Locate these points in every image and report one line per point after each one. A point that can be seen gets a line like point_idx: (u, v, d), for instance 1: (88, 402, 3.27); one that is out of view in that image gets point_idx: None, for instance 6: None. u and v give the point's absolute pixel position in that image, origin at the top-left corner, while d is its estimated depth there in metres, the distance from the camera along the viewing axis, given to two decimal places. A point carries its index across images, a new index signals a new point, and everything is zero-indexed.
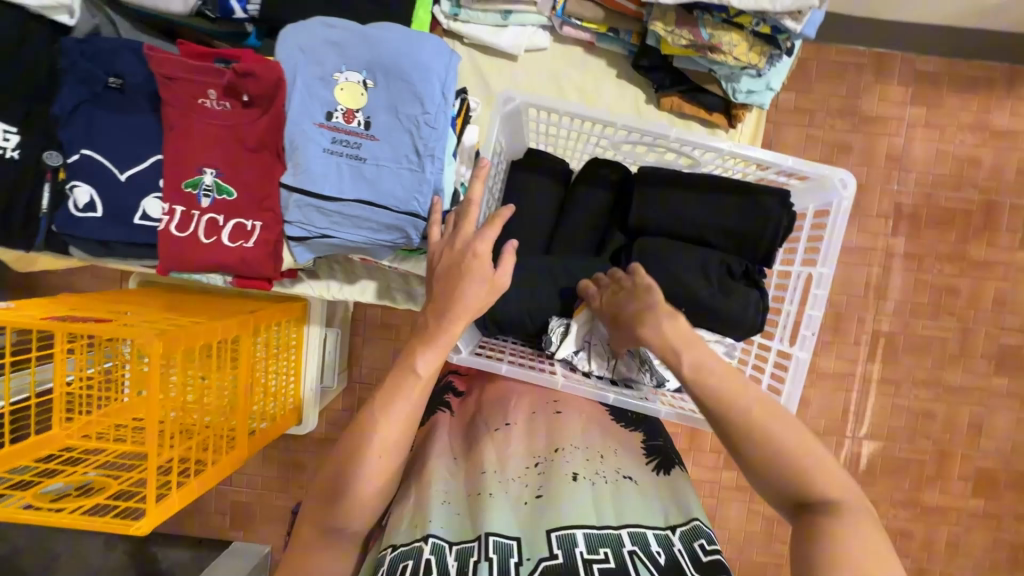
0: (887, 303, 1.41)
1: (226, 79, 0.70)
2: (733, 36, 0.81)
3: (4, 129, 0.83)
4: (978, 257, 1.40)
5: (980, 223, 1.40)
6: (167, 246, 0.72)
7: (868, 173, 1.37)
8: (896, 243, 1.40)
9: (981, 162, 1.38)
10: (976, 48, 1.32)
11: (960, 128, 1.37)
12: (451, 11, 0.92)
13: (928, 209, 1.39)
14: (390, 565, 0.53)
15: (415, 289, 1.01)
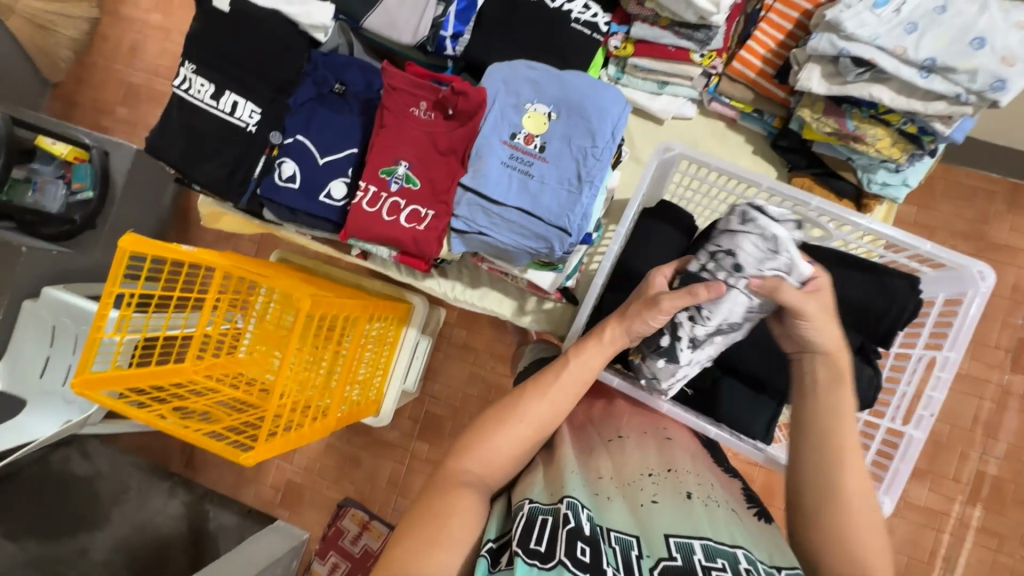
0: (997, 444, 1.31)
1: (439, 96, 0.86)
2: (879, 130, 0.87)
3: (252, 108, 1.05)
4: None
5: None
6: (356, 217, 0.88)
7: (989, 301, 1.34)
8: (1015, 380, 1.32)
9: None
10: None
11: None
12: (616, 74, 1.07)
13: None
14: (528, 514, 0.60)
15: (527, 304, 1.10)
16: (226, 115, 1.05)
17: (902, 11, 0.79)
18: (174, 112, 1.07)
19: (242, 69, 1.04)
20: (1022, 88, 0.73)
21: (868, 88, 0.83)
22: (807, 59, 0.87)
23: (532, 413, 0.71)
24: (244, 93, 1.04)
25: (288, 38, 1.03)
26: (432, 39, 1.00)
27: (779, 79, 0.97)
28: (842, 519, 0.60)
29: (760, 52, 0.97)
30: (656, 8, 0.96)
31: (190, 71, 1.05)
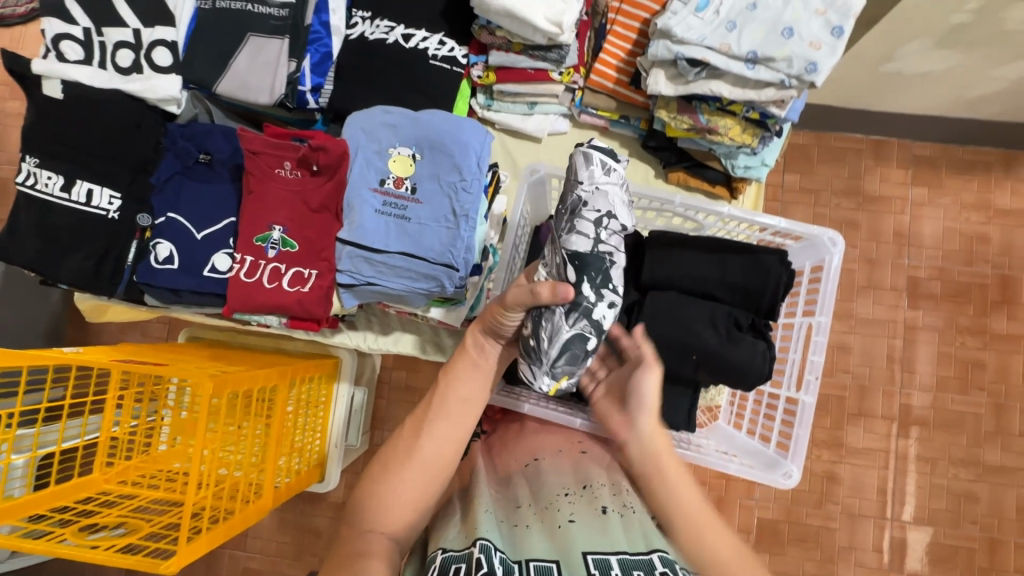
0: (914, 376, 1.42)
1: (301, 153, 0.84)
2: (728, 120, 0.94)
3: (110, 194, 0.98)
4: (1000, 331, 1.43)
5: (996, 296, 1.44)
6: (235, 290, 0.84)
7: (877, 248, 1.45)
8: (915, 315, 1.44)
9: (989, 239, 1.45)
10: (968, 136, 1.45)
11: (965, 208, 1.46)
12: (486, 102, 1.09)
13: (942, 282, 1.45)
14: (442, 565, 0.57)
15: (444, 340, 1.08)
16: (82, 205, 0.97)
17: (721, 11, 0.85)
18: (23, 211, 0.99)
19: (91, 153, 0.96)
20: (831, 68, 0.80)
21: (708, 84, 0.89)
22: (651, 65, 0.92)
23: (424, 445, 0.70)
24: (99, 179, 0.97)
25: (138, 114, 0.97)
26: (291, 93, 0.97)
27: (634, 85, 1.02)
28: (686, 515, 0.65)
29: (613, 62, 1.02)
30: (506, 35, 0.99)
31: (32, 164, 0.97)
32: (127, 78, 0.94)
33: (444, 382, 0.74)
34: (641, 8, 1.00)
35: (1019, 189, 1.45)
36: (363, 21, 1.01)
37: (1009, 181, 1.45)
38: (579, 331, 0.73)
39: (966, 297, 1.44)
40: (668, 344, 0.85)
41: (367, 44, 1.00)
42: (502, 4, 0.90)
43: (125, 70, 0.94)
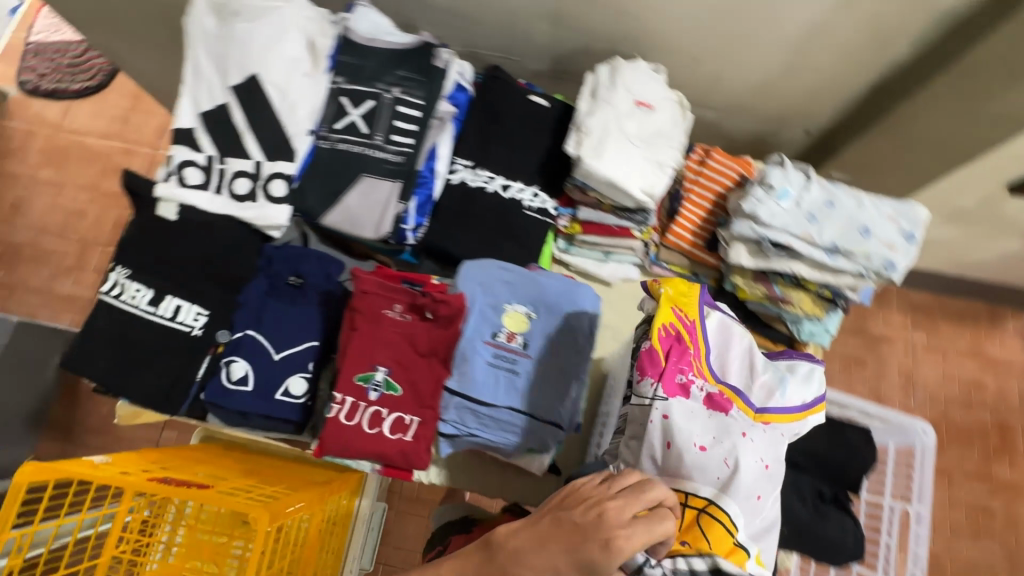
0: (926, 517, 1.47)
1: (416, 299, 0.87)
2: (801, 294, 1.02)
3: (198, 310, 0.98)
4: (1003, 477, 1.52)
5: (992, 442, 1.54)
6: (334, 432, 0.82)
7: (885, 388, 1.55)
8: None
9: (983, 387, 1.59)
10: (955, 293, 1.63)
11: (960, 356, 1.61)
12: (565, 246, 1.15)
13: (944, 425, 1.55)
14: None
15: None
16: (167, 320, 0.97)
17: (802, 204, 0.96)
18: (99, 320, 0.97)
19: (189, 270, 0.97)
20: (908, 267, 0.91)
21: (789, 263, 0.97)
22: (733, 239, 1.01)
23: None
24: (189, 296, 0.97)
25: (240, 236, 0.99)
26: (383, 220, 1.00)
27: (709, 249, 1.11)
28: None
29: (689, 226, 1.11)
30: (598, 196, 1.07)
31: (123, 276, 0.97)
32: (241, 206, 0.97)
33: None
34: (717, 182, 1.12)
35: (1000, 344, 1.62)
36: (464, 169, 1.08)
37: (992, 335, 1.62)
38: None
39: (966, 440, 1.54)
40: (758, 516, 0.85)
41: (466, 189, 1.07)
42: (607, 175, 0.98)
43: (240, 197, 0.97)
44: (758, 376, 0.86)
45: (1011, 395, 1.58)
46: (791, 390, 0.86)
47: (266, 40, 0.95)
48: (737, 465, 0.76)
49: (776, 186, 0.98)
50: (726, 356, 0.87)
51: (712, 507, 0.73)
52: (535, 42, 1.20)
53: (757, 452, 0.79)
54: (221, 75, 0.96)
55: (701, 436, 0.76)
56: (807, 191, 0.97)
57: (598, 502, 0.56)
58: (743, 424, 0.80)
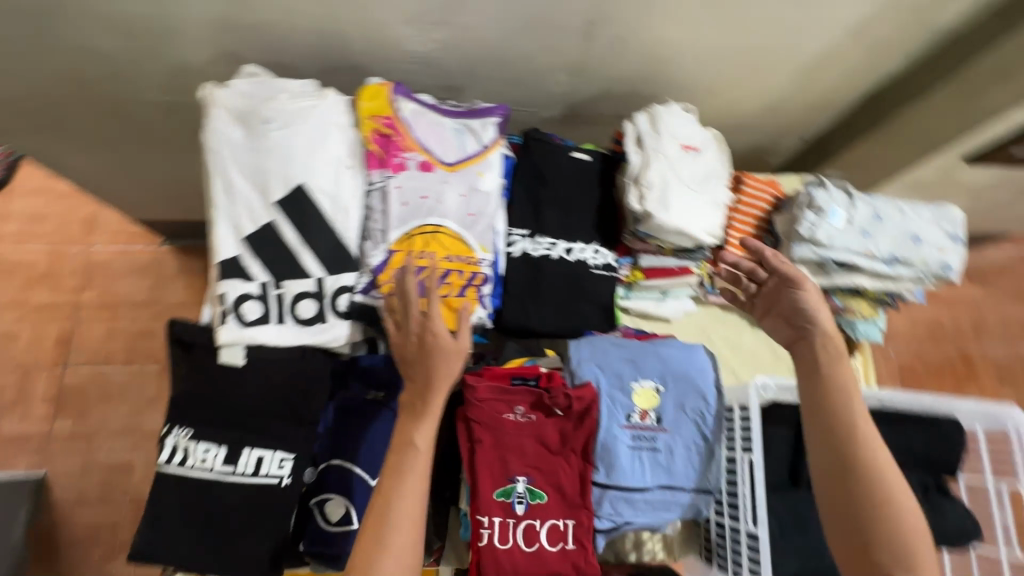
0: None
1: (541, 398, 0.82)
2: (859, 301, 1.09)
3: (282, 455, 0.86)
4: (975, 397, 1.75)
5: (962, 373, 1.76)
6: (491, 561, 0.76)
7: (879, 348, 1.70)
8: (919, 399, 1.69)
9: (942, 323, 1.81)
10: None
11: (924, 303, 1.81)
12: (625, 292, 1.16)
13: (923, 367, 1.74)
14: None
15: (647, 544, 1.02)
16: (251, 477, 0.84)
17: (853, 221, 1.02)
18: (166, 495, 0.83)
19: (265, 414, 0.86)
20: (962, 265, 0.98)
21: (849, 277, 1.03)
22: (793, 262, 1.06)
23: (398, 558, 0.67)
24: (270, 442, 0.86)
25: (313, 364, 0.87)
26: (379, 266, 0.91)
27: None
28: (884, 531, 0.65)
29: (739, 252, 1.15)
30: (659, 242, 1.07)
31: (185, 438, 0.84)
32: (312, 331, 0.86)
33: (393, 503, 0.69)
34: (756, 206, 1.16)
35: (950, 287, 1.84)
36: (522, 239, 1.04)
37: None
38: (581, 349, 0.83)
39: (944, 378, 1.74)
40: None
41: (531, 263, 1.03)
42: (677, 226, 0.99)
43: (307, 320, 0.86)
44: (445, 140, 0.96)
45: (967, 329, 1.80)
46: (471, 146, 0.97)
47: (305, 144, 0.86)
48: (443, 202, 0.93)
49: (824, 207, 1.03)
50: (433, 133, 0.95)
51: (441, 235, 0.92)
52: (553, 92, 1.16)
53: (462, 203, 0.95)
54: (259, 190, 0.85)
55: (414, 195, 0.92)
56: (853, 207, 1.03)
57: (401, 322, 0.82)
58: (444, 178, 0.94)
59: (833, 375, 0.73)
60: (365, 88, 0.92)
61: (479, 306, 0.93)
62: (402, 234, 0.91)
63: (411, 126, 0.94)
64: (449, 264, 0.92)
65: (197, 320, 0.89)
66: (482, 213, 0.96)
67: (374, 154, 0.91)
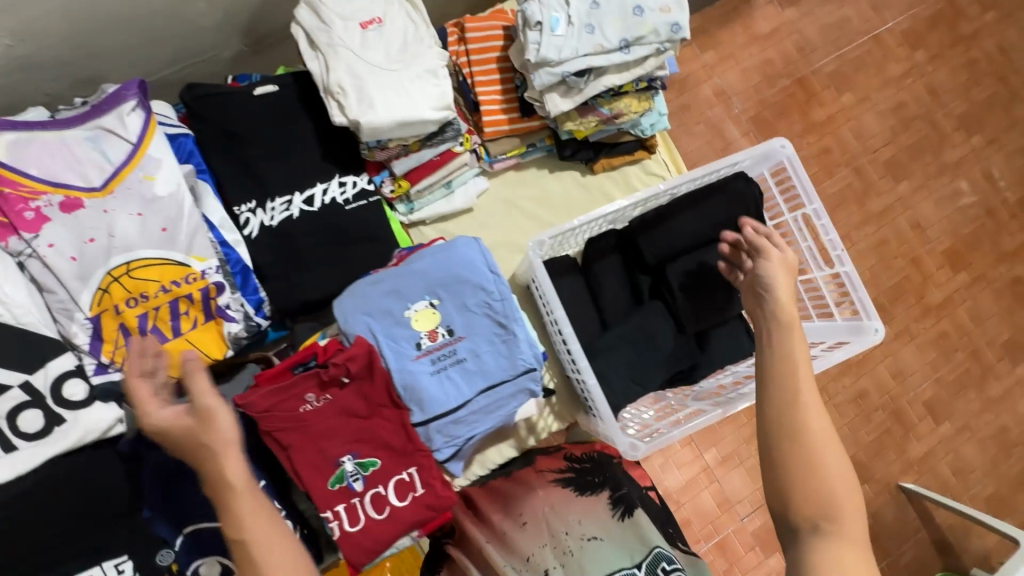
0: None
1: (322, 376, 0.74)
2: (625, 100, 1.01)
3: (115, 561, 0.79)
4: (820, 118, 1.66)
5: (805, 96, 1.66)
6: (351, 545, 0.74)
7: (717, 113, 1.60)
8: None
9: (772, 60, 1.65)
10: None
11: (744, 47, 1.63)
12: (407, 207, 1.04)
13: (765, 109, 1.64)
14: None
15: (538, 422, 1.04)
16: None
17: (574, 21, 0.91)
18: None
19: (63, 541, 0.76)
20: (689, 20, 0.91)
21: (600, 82, 0.94)
22: (542, 93, 0.96)
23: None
24: (90, 560, 0.77)
25: (84, 464, 0.78)
26: (94, 344, 0.78)
27: (526, 115, 1.05)
28: (806, 451, 0.61)
29: (496, 107, 1.04)
30: (399, 142, 0.94)
31: None
32: (54, 440, 0.75)
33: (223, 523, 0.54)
34: (489, 49, 1.03)
35: (768, 12, 1.66)
36: (254, 213, 0.90)
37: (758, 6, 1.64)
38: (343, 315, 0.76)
39: (789, 111, 1.64)
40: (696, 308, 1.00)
41: (276, 234, 0.90)
42: (393, 119, 0.85)
43: (41, 431, 0.74)
44: (78, 159, 0.77)
45: (797, 46, 1.65)
46: (116, 151, 0.78)
47: None
48: (116, 235, 0.77)
49: (543, 19, 0.91)
50: (55, 159, 0.76)
51: (136, 269, 0.78)
52: (201, 26, 0.93)
53: (143, 223, 0.78)
54: None
55: (75, 244, 0.76)
56: (570, 5, 0.92)
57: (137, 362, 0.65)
58: (101, 207, 0.77)
59: (780, 332, 0.68)
60: None
61: (228, 321, 0.83)
62: (92, 292, 0.77)
63: (20, 165, 0.74)
64: (167, 296, 0.79)
65: None
66: (175, 222, 0.80)
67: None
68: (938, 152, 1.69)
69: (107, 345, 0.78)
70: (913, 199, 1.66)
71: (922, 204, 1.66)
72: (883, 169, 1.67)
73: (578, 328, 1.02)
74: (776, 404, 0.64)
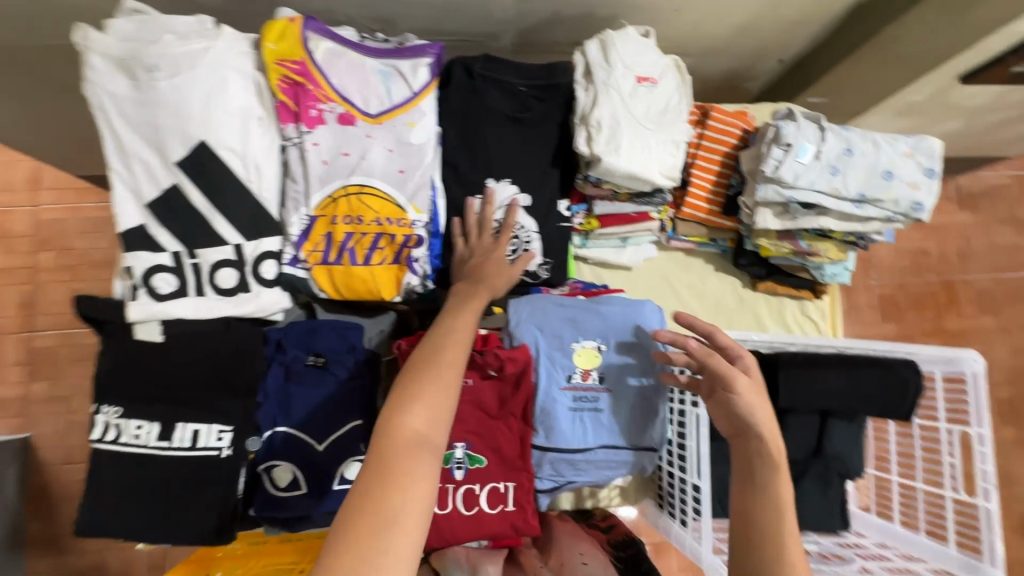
0: None
1: (476, 362, 0.80)
2: (828, 243, 1.03)
3: (220, 428, 0.84)
4: (953, 327, 1.65)
5: (944, 300, 1.66)
6: (431, 526, 0.75)
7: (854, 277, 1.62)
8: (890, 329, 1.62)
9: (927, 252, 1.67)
10: None
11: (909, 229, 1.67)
12: (582, 241, 1.09)
13: (902, 294, 1.65)
14: None
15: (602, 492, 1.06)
16: (188, 450, 0.83)
17: (822, 157, 0.94)
18: (105, 472, 0.81)
19: (192, 388, 0.83)
20: (933, 205, 0.92)
21: (816, 219, 0.97)
22: (757, 205, 0.99)
23: (417, 508, 0.51)
24: (204, 416, 0.83)
25: (243, 337, 0.83)
26: (300, 238, 0.85)
27: (726, 214, 1.08)
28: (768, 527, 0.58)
29: (703, 194, 1.07)
30: (614, 187, 0.98)
31: (115, 416, 0.81)
32: (235, 302, 0.81)
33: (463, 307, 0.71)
34: (721, 142, 1.07)
35: (944, 211, 1.69)
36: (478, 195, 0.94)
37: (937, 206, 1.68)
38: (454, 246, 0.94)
39: (922, 305, 1.65)
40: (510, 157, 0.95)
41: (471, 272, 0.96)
42: (628, 170, 0.90)
43: (229, 291, 0.81)
44: (368, 86, 0.86)
45: (959, 254, 1.67)
46: (399, 93, 0.87)
47: (202, 93, 0.76)
48: (370, 160, 0.85)
49: (795, 143, 0.94)
50: (349, 78, 0.85)
51: (368, 194, 0.85)
52: (495, 17, 0.97)
53: (391, 159, 0.87)
54: (156, 149, 0.77)
55: (331, 153, 0.84)
56: (824, 142, 0.95)
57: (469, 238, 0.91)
58: (367, 131, 0.85)
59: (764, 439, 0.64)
60: (270, 25, 0.80)
61: (410, 272, 0.88)
62: (325, 196, 0.85)
63: (326, 73, 0.84)
64: (377, 227, 0.86)
65: (110, 294, 0.83)
66: (413, 168, 0.88)
67: (283, 110, 0.82)
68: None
69: (309, 244, 0.85)
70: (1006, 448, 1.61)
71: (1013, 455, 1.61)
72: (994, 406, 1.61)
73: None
74: (757, 492, 0.61)
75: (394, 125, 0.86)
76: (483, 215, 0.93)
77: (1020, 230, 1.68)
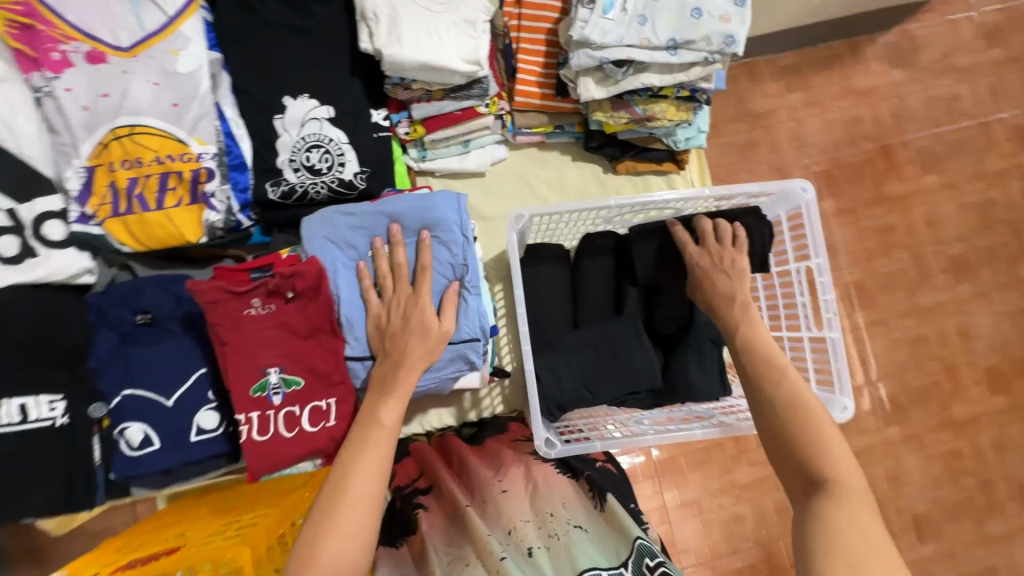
0: (840, 258, 1.51)
1: (269, 286, 0.76)
2: (663, 104, 0.97)
3: (50, 398, 0.83)
4: (896, 193, 1.53)
5: (885, 166, 1.53)
6: (255, 453, 0.77)
7: (780, 158, 1.49)
8: (825, 206, 1.51)
9: (861, 119, 1.54)
10: (818, 36, 1.50)
11: (833, 95, 1.53)
12: (419, 154, 1.03)
13: (839, 168, 1.52)
14: None
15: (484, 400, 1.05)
16: (19, 426, 0.82)
17: (628, 9, 0.87)
18: None
19: (10, 364, 0.81)
20: (746, 35, 0.87)
21: (637, 78, 0.90)
22: (577, 75, 0.92)
23: None
24: (28, 390, 0.82)
25: (55, 303, 0.85)
26: (83, 193, 0.82)
27: (560, 94, 1.02)
28: (816, 472, 0.64)
29: (532, 79, 1.01)
30: (425, 86, 0.93)
31: None
32: (22, 268, 0.79)
33: (377, 418, 0.72)
34: (542, 18, 1.00)
35: (872, 69, 1.54)
36: (279, 120, 0.89)
37: (862, 65, 1.54)
38: (276, 185, 0.89)
39: (861, 175, 1.52)
40: (289, 72, 0.89)
41: (289, 204, 0.92)
42: (417, 60, 0.85)
43: (13, 258, 0.79)
44: (113, 17, 0.80)
45: (891, 114, 1.54)
46: (150, 20, 0.82)
47: None
48: (133, 97, 0.80)
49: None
50: (89, 13, 0.80)
51: (141, 135, 0.81)
52: None
53: (157, 93, 0.81)
54: None
55: (88, 97, 0.80)
56: None
57: (384, 291, 0.80)
58: (122, 67, 0.80)
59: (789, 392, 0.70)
60: None
61: (209, 209, 0.86)
62: (95, 144, 0.81)
63: (60, 12, 0.79)
64: (161, 167, 0.83)
65: None
66: (187, 100, 0.83)
67: (20, 59, 0.78)
68: (1010, 265, 1.53)
69: (94, 198, 0.82)
70: (969, 304, 1.51)
71: (976, 312, 1.51)
72: (945, 265, 1.52)
73: (546, 321, 1.00)
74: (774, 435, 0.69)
75: (150, 56, 0.81)
76: (288, 142, 0.89)
77: (958, 79, 1.55)
